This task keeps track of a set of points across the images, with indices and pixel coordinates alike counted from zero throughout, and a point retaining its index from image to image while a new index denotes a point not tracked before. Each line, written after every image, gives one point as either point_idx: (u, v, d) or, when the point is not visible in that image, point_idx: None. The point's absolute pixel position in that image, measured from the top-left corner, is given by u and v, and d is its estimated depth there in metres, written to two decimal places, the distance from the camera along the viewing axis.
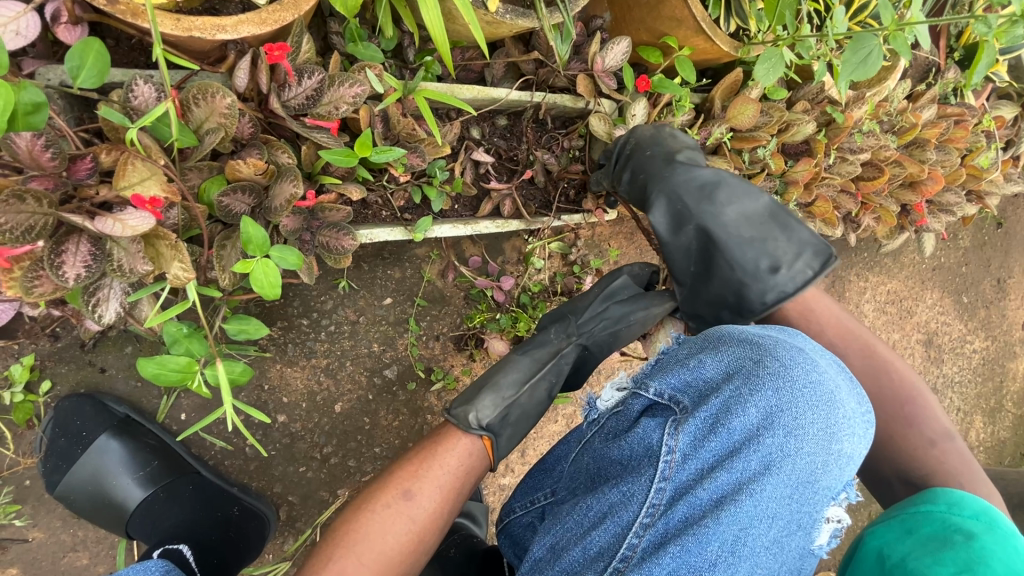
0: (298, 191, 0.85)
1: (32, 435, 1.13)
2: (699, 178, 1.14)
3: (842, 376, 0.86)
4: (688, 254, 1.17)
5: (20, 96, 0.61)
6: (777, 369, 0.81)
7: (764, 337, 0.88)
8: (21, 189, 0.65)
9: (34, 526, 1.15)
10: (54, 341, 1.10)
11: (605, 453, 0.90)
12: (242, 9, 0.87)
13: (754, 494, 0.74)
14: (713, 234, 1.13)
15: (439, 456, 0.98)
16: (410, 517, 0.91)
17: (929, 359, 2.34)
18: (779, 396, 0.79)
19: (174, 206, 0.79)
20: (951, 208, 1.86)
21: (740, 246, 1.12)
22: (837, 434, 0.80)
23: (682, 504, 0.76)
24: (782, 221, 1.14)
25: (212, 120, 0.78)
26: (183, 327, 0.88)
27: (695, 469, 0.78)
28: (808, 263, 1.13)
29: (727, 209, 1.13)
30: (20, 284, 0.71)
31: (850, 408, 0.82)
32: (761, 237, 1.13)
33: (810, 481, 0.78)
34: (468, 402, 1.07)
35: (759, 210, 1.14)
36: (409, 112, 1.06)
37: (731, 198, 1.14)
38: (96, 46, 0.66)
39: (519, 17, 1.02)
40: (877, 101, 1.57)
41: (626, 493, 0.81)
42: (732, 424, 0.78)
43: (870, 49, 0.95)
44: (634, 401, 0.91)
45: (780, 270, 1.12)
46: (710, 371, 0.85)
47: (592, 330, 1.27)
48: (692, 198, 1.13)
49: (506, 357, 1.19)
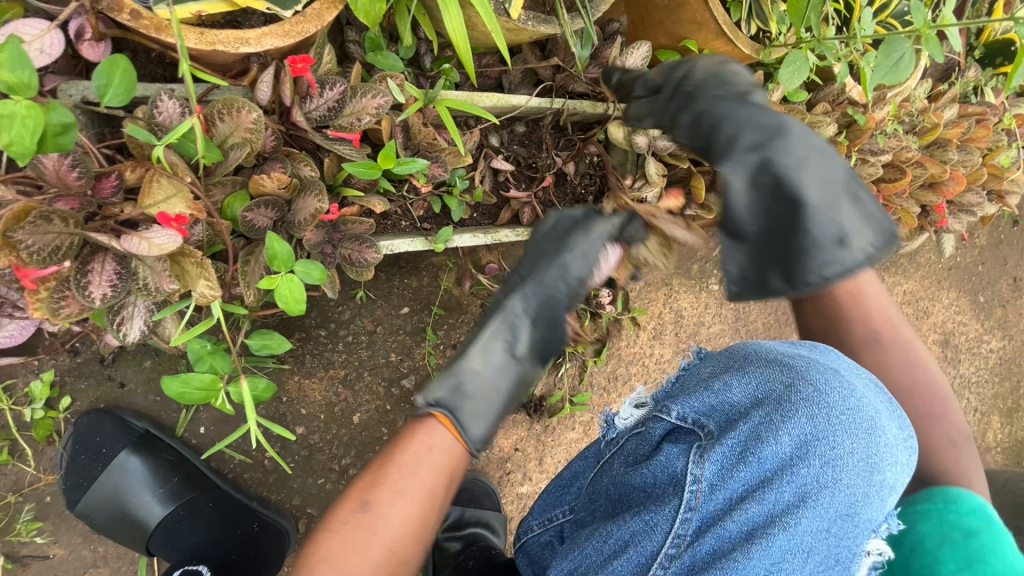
0: (322, 205, 0.84)
1: (52, 451, 1.12)
2: (762, 120, 0.83)
3: (881, 400, 0.81)
4: (733, 201, 0.81)
5: (50, 118, 0.60)
6: (811, 394, 0.77)
7: (796, 358, 0.83)
8: (48, 209, 0.64)
9: (55, 542, 1.14)
10: (74, 356, 1.10)
11: (626, 480, 0.87)
12: (263, 20, 0.84)
13: (788, 527, 0.71)
14: (769, 183, 0.80)
15: (396, 457, 0.75)
16: (377, 534, 0.70)
17: (946, 359, 2.31)
18: (814, 423, 0.75)
19: (198, 222, 0.78)
20: (972, 208, 1.82)
21: (807, 204, 0.78)
22: (880, 464, 0.75)
23: (709, 536, 0.74)
24: (850, 190, 0.81)
25: (238, 134, 0.77)
26: (207, 344, 0.87)
27: (724, 499, 0.75)
28: (877, 241, 0.79)
29: (787, 157, 0.80)
30: (47, 305, 0.70)
31: (892, 435, 0.77)
32: (827, 202, 0.79)
33: (850, 514, 0.73)
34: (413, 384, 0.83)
35: (835, 166, 0.81)
36: (430, 121, 1.04)
37: (801, 142, 0.81)
38: (123, 63, 0.65)
39: (540, 23, 1.01)
40: (898, 100, 1.54)
41: (649, 523, 0.78)
42: (763, 453, 0.75)
43: (902, 52, 0.93)
44: (654, 425, 0.88)
45: (848, 239, 0.78)
46: (738, 395, 0.81)
47: (540, 263, 0.92)
48: (753, 137, 0.82)
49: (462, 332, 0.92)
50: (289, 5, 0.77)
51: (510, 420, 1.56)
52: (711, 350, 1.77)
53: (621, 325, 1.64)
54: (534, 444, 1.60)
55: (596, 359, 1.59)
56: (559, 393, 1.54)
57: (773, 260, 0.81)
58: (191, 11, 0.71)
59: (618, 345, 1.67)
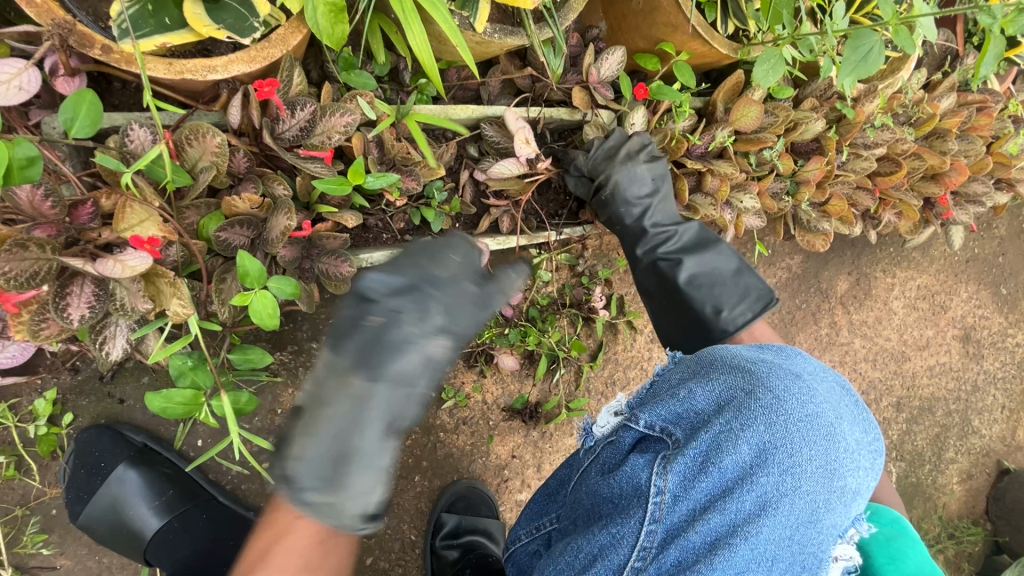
0: (291, 223, 0.85)
1: (56, 465, 1.17)
2: (662, 234, 1.28)
3: (844, 404, 0.80)
4: (662, 292, 1.29)
5: (14, 152, 0.65)
6: (770, 402, 0.75)
7: (758, 363, 0.81)
8: (24, 237, 0.68)
9: (62, 553, 1.19)
10: (75, 374, 1.15)
11: (597, 490, 0.85)
12: (233, 47, 0.88)
13: (750, 537, 0.69)
14: (673, 281, 1.26)
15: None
16: None
17: (967, 355, 2.22)
18: (771, 431, 0.73)
19: (173, 243, 0.82)
20: (979, 198, 1.75)
21: (684, 296, 1.25)
22: (840, 470, 0.74)
23: (674, 548, 0.72)
24: (723, 275, 1.26)
25: (205, 158, 0.81)
26: (188, 360, 0.90)
27: (687, 510, 0.73)
28: (749, 307, 1.23)
29: (697, 261, 1.26)
30: (28, 327, 0.74)
31: (853, 440, 0.77)
32: (714, 284, 1.24)
33: (813, 521, 0.72)
34: (333, 491, 0.76)
35: (710, 260, 1.27)
36: (403, 135, 1.06)
37: (692, 256, 1.27)
38: (89, 97, 0.71)
39: (508, 35, 1.02)
40: (890, 93, 1.50)
41: (616, 535, 0.77)
42: (723, 463, 0.72)
43: (871, 44, 0.92)
44: (624, 434, 0.87)
45: (722, 312, 1.22)
46: (702, 402, 0.79)
47: (452, 323, 0.87)
48: (658, 244, 1.28)
49: (361, 375, 0.80)
50: (247, 32, 0.79)
51: (506, 427, 1.55)
52: None
53: (616, 329, 1.62)
54: (531, 450, 1.58)
55: (592, 363, 1.59)
56: (555, 398, 1.55)
57: (682, 333, 1.27)
58: (156, 44, 0.75)
59: (614, 348, 1.65)
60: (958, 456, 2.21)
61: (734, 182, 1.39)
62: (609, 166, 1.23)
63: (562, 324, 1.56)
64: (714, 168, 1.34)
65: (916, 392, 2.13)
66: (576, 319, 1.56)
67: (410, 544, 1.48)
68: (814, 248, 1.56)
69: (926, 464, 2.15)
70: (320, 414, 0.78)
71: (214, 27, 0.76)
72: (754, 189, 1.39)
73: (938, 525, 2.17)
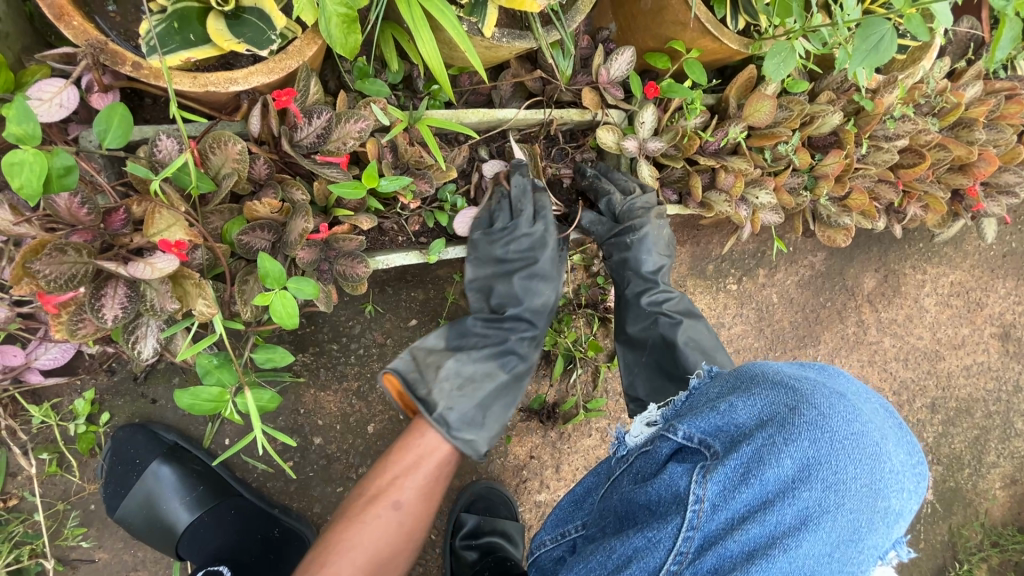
0: (309, 225, 0.89)
1: (95, 461, 1.23)
2: (663, 294, 1.30)
3: (888, 425, 0.77)
4: (653, 347, 1.27)
5: (54, 162, 0.70)
6: (815, 418, 0.73)
7: (802, 381, 0.79)
8: (62, 242, 0.73)
9: (100, 547, 1.25)
10: (111, 375, 1.21)
11: (633, 497, 0.87)
12: (253, 60, 0.93)
13: (788, 550, 0.67)
14: (669, 338, 1.24)
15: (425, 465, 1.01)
16: (398, 522, 0.97)
17: (1007, 353, 2.13)
18: (816, 447, 0.71)
19: (198, 247, 0.86)
20: (1012, 189, 1.68)
21: (679, 354, 1.21)
22: (885, 490, 0.71)
23: (710, 554, 0.71)
24: (716, 350, 1.26)
25: (228, 165, 0.86)
26: (213, 358, 0.94)
27: (725, 519, 0.72)
28: None
29: (692, 328, 1.26)
30: (67, 326, 0.80)
31: (898, 461, 0.73)
32: (706, 355, 1.22)
33: (854, 539, 0.69)
34: (476, 438, 1.06)
35: (703, 331, 1.27)
36: (416, 140, 1.09)
37: (691, 323, 1.27)
38: (120, 110, 0.75)
39: (516, 39, 1.04)
40: (911, 83, 1.46)
41: (652, 538, 0.78)
42: (765, 475, 0.71)
43: (882, 33, 0.90)
44: (661, 443, 0.88)
45: None
46: (743, 417, 0.78)
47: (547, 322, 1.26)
48: (657, 300, 1.29)
49: (490, 369, 1.12)
50: (265, 44, 0.84)
51: (524, 427, 1.56)
52: (732, 351, 1.77)
53: None
54: (550, 451, 1.58)
55: (610, 363, 1.58)
56: (572, 399, 1.55)
57: (658, 392, 1.25)
58: (181, 58, 0.80)
59: None
60: (1000, 459, 2.12)
61: (749, 178, 1.37)
62: (643, 214, 1.28)
63: (579, 324, 1.56)
64: (728, 164, 1.32)
65: (952, 393, 2.06)
66: (592, 320, 1.56)
67: (430, 543, 1.50)
68: (835, 243, 1.54)
69: (965, 468, 2.06)
70: (468, 389, 1.07)
71: (235, 41, 0.81)
72: (771, 184, 1.37)
73: (981, 532, 2.06)
